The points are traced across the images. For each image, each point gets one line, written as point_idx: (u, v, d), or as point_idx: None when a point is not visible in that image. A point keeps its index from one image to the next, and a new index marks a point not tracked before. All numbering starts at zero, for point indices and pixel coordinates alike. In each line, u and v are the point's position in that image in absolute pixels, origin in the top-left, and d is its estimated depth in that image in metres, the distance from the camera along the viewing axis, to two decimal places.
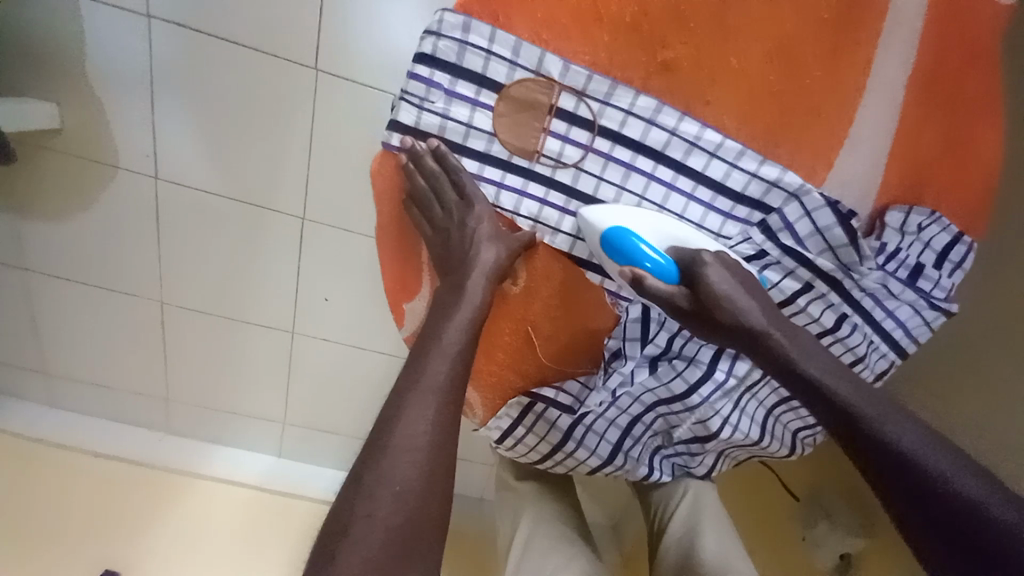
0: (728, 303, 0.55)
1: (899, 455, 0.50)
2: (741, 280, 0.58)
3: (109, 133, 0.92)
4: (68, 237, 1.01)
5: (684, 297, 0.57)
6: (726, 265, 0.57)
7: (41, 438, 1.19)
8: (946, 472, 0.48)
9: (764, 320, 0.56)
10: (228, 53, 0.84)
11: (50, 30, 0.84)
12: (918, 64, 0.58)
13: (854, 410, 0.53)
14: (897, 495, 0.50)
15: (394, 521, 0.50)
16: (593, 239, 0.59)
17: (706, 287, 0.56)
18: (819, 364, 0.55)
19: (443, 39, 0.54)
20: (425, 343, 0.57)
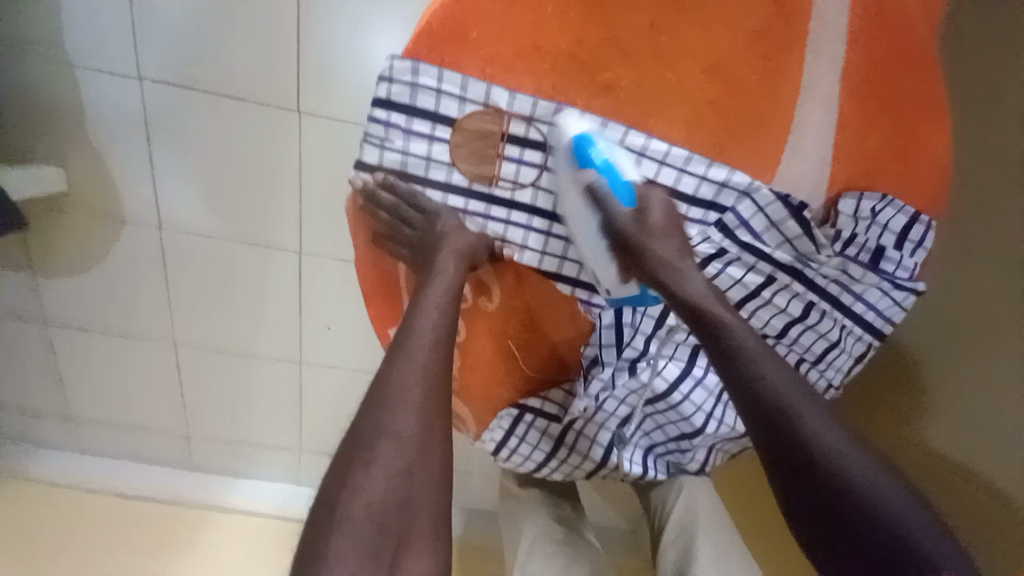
0: (656, 240, 0.61)
1: (807, 441, 0.53)
2: (674, 236, 0.62)
3: (113, 191, 0.98)
4: (83, 290, 1.08)
5: (626, 222, 0.61)
6: (670, 214, 0.63)
7: (70, 483, 1.25)
8: (842, 462, 0.52)
9: (673, 262, 0.60)
10: (214, 105, 0.91)
11: (52, 101, 0.91)
12: (852, 54, 0.61)
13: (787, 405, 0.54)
14: (789, 470, 0.53)
15: (376, 524, 0.52)
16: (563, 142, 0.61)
17: (643, 227, 0.61)
18: (744, 338, 0.56)
19: (395, 83, 0.59)
20: (393, 366, 0.58)
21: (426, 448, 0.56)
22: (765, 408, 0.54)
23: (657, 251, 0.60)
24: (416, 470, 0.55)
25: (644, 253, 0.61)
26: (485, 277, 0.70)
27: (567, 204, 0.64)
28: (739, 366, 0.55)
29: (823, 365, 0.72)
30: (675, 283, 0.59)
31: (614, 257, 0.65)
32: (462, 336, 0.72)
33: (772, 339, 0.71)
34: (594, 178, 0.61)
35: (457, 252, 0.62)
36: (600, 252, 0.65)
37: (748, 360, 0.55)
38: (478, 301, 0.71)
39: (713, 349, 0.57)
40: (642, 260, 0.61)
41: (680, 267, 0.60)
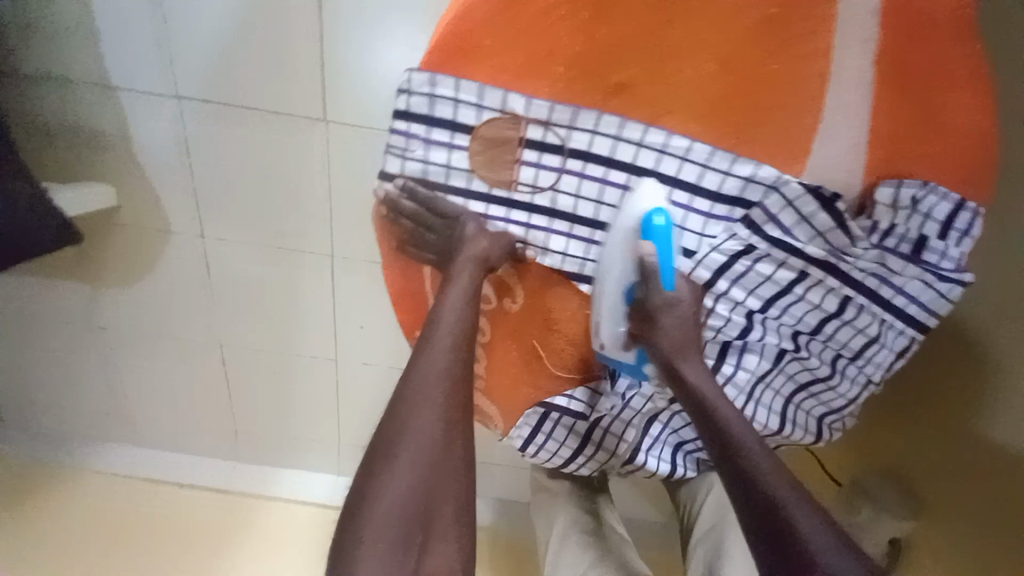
0: (674, 320, 0.64)
1: (790, 539, 0.57)
2: (694, 333, 0.65)
3: (159, 205, 1.05)
4: (137, 298, 1.16)
5: (661, 304, 0.64)
6: (691, 317, 0.65)
7: (138, 476, 1.36)
8: (789, 513, 0.58)
9: (686, 347, 0.64)
10: (246, 119, 0.95)
11: (102, 124, 0.97)
12: (885, 37, 0.57)
13: (711, 410, 0.62)
14: (777, 563, 0.57)
15: (397, 521, 0.56)
16: (631, 223, 0.62)
17: (667, 305, 0.64)
18: (747, 440, 0.61)
19: (414, 95, 0.60)
20: (417, 370, 0.61)
21: (444, 450, 0.59)
22: (760, 509, 0.58)
23: (676, 333, 0.64)
24: (440, 470, 0.58)
25: (659, 334, 0.64)
26: (507, 279, 0.71)
27: (611, 269, 0.65)
28: (741, 468, 0.60)
29: (861, 361, 0.70)
30: (687, 368, 0.64)
31: (627, 323, 0.68)
32: (486, 337, 0.74)
33: (806, 336, 0.70)
34: (648, 250, 0.62)
35: (477, 252, 0.63)
36: (621, 311, 0.67)
37: (750, 462, 0.59)
38: (501, 302, 0.72)
39: (717, 447, 0.61)
40: (657, 335, 0.64)
41: (689, 354, 0.65)
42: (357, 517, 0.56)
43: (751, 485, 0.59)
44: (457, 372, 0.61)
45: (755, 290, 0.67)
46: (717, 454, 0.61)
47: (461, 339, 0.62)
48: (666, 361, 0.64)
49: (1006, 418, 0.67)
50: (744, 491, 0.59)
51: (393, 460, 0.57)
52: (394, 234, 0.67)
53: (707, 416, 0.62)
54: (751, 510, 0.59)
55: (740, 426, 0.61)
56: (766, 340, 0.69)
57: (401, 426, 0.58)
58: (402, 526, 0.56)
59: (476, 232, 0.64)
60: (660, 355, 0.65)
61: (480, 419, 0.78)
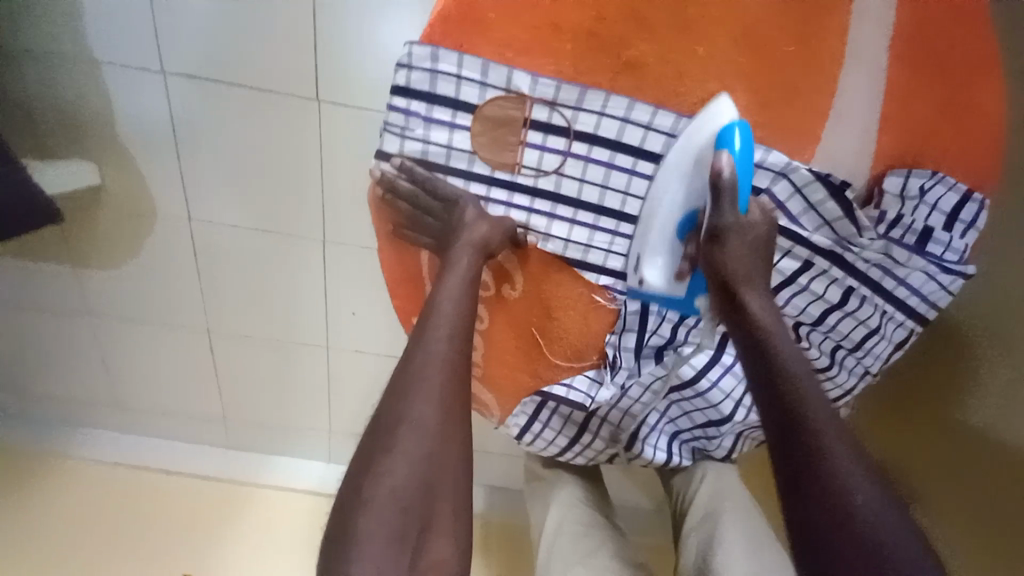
0: (740, 242, 0.59)
1: (828, 473, 0.53)
2: (762, 258, 0.60)
3: (144, 184, 1.01)
4: (121, 281, 1.12)
5: (732, 222, 0.58)
6: (755, 241, 0.60)
7: (123, 463, 1.33)
8: (842, 470, 0.53)
9: (747, 273, 0.59)
10: (235, 95, 0.91)
11: (81, 97, 0.92)
12: (900, 18, 0.57)
13: (767, 346, 0.57)
14: (818, 517, 0.52)
15: (395, 513, 0.54)
16: (705, 139, 0.58)
17: (735, 225, 0.58)
18: (794, 365, 0.56)
19: (415, 70, 0.58)
20: (414, 357, 0.58)
21: (443, 441, 0.57)
22: (797, 438, 0.54)
23: (737, 254, 0.59)
24: (438, 459, 0.57)
25: (722, 253, 0.59)
26: (508, 266, 0.69)
27: (665, 194, 0.61)
28: (782, 392, 0.55)
29: (860, 352, 0.70)
30: (746, 290, 0.59)
31: (685, 248, 0.65)
32: (485, 324, 0.72)
33: (807, 327, 0.69)
34: (725, 163, 0.56)
35: (478, 236, 0.61)
36: (676, 236, 0.64)
37: (792, 387, 0.55)
38: (501, 289, 0.70)
39: (759, 369, 0.57)
40: (718, 254, 0.60)
41: (755, 280, 0.60)
42: (354, 510, 0.54)
43: (791, 412, 0.54)
44: (455, 360, 0.59)
45: None
46: (759, 375, 0.57)
47: (459, 328, 0.60)
48: (722, 285, 0.60)
49: (1006, 413, 0.66)
50: (782, 418, 0.55)
51: (391, 451, 0.56)
52: (392, 216, 0.65)
53: (763, 351, 0.57)
54: (788, 438, 0.54)
55: (802, 366, 0.56)
56: None
57: (399, 416, 0.57)
58: (400, 518, 0.54)
59: (477, 216, 0.62)
60: (715, 275, 0.60)
61: (476, 407, 0.78)
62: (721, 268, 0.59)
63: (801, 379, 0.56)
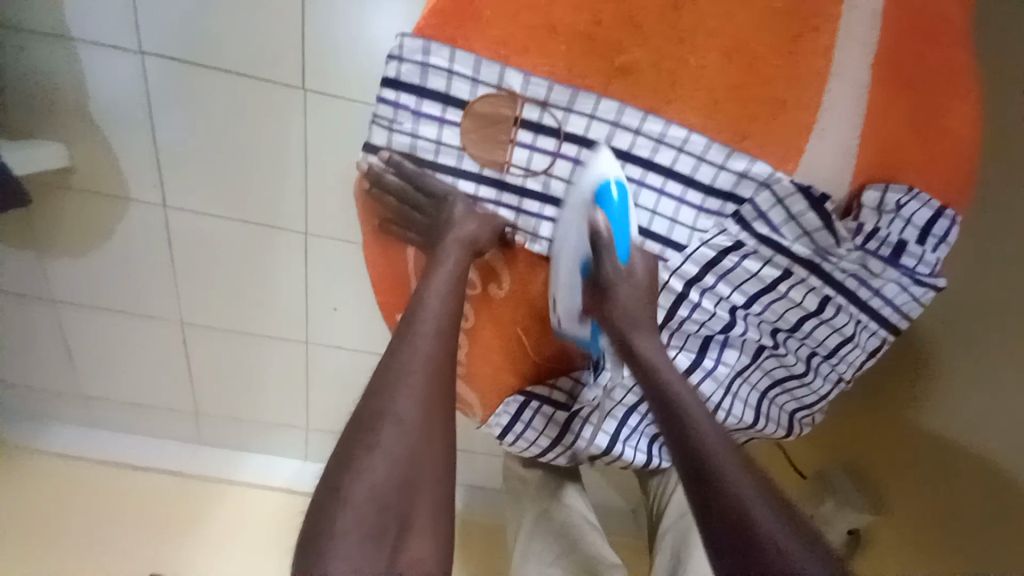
0: (627, 290, 0.63)
1: (728, 497, 0.54)
2: (648, 297, 0.64)
3: (117, 169, 0.97)
4: (90, 268, 1.07)
5: (615, 275, 0.62)
6: (644, 286, 0.64)
7: (85, 457, 1.28)
8: (724, 477, 0.55)
9: (636, 321, 0.63)
10: (217, 81, 0.88)
11: (52, 75, 0.88)
12: (881, 43, 0.59)
13: (647, 363, 0.62)
14: (716, 534, 0.54)
15: (376, 512, 0.53)
16: (586, 194, 0.59)
17: (619, 276, 0.63)
18: (688, 399, 0.60)
19: (405, 63, 0.57)
20: (398, 352, 0.58)
21: (425, 437, 0.57)
22: (699, 472, 0.56)
23: (623, 303, 0.63)
24: (419, 456, 0.56)
25: (613, 296, 0.63)
26: (495, 265, 0.69)
27: (565, 244, 0.63)
28: (680, 422, 0.59)
29: (835, 359, 0.72)
30: (636, 331, 0.63)
31: (582, 296, 0.66)
32: (470, 323, 0.72)
33: (785, 333, 0.71)
34: (601, 222, 0.60)
35: (468, 237, 0.61)
36: (575, 285, 0.65)
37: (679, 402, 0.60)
38: (487, 287, 0.70)
39: (660, 406, 0.61)
40: (609, 302, 0.63)
41: (640, 321, 0.64)
42: (330, 510, 0.52)
43: (691, 443, 0.57)
44: (438, 357, 0.59)
45: (741, 286, 0.68)
46: (659, 410, 0.61)
47: (445, 327, 0.60)
48: (609, 315, 0.64)
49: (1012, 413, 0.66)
50: (684, 452, 0.57)
51: (372, 448, 0.55)
52: (380, 210, 0.65)
53: (643, 369, 0.62)
54: (692, 472, 0.56)
55: (678, 382, 0.61)
56: (747, 335, 0.70)
57: (383, 411, 0.56)
58: (381, 517, 0.53)
59: (467, 215, 0.62)
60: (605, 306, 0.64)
61: (458, 405, 0.77)
62: (612, 296, 0.63)
63: (680, 392, 0.60)
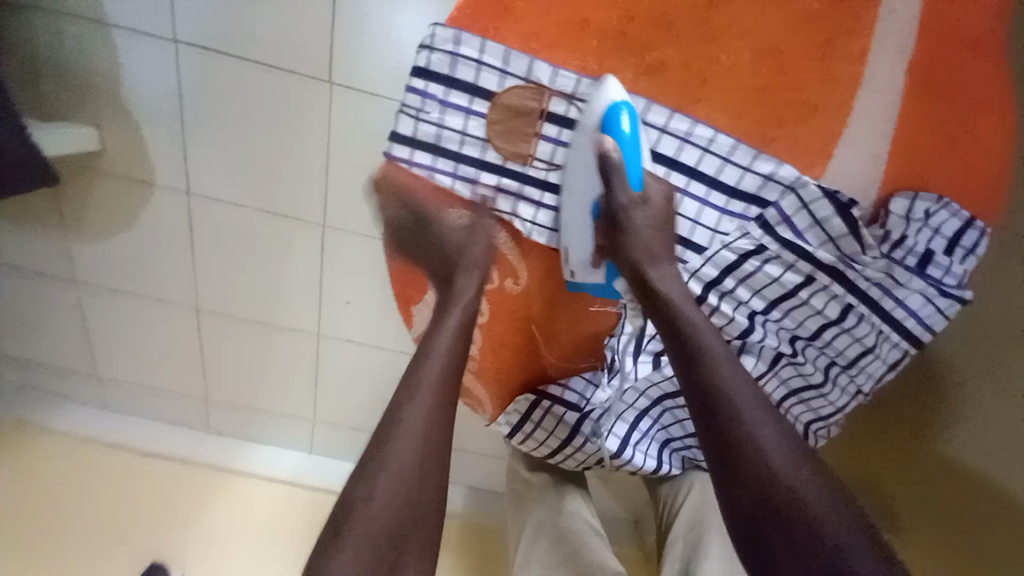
0: (644, 219, 0.59)
1: (762, 466, 0.55)
2: (666, 232, 0.61)
3: (145, 155, 0.99)
4: (112, 251, 1.09)
5: (627, 203, 0.58)
6: (664, 211, 0.61)
7: (95, 438, 1.29)
8: (759, 446, 0.55)
9: (655, 253, 0.60)
10: (247, 72, 0.90)
11: (89, 60, 0.91)
12: (917, 50, 0.59)
13: (677, 326, 0.59)
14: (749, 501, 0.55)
15: (394, 505, 0.56)
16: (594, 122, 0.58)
17: (634, 206, 0.59)
18: (711, 346, 0.58)
19: (436, 52, 0.58)
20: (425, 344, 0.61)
21: (436, 433, 0.59)
22: (731, 445, 0.56)
23: (645, 243, 0.59)
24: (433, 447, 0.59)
25: (631, 232, 0.59)
26: (512, 259, 0.68)
27: (574, 181, 0.61)
28: (698, 375, 0.58)
29: (854, 371, 0.70)
30: (657, 274, 0.60)
31: (597, 238, 0.63)
32: (485, 318, 0.73)
33: (804, 342, 0.70)
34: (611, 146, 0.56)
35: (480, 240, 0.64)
36: (586, 227, 0.62)
37: (711, 372, 0.58)
38: (503, 283, 0.70)
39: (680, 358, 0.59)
40: (626, 243, 0.59)
41: (659, 257, 0.60)
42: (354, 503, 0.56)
43: (708, 395, 0.57)
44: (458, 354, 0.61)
45: (761, 291, 0.67)
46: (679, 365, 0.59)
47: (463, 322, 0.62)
48: (636, 266, 0.60)
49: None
50: (718, 429, 0.56)
51: (390, 444, 0.58)
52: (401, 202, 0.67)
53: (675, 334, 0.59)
54: (723, 444, 0.56)
55: (713, 347, 0.59)
56: (766, 342, 0.68)
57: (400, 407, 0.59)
58: (398, 510, 0.57)
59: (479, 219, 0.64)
60: (630, 251, 0.60)
61: (469, 401, 0.78)
62: (636, 241, 0.59)
63: (714, 361, 0.58)
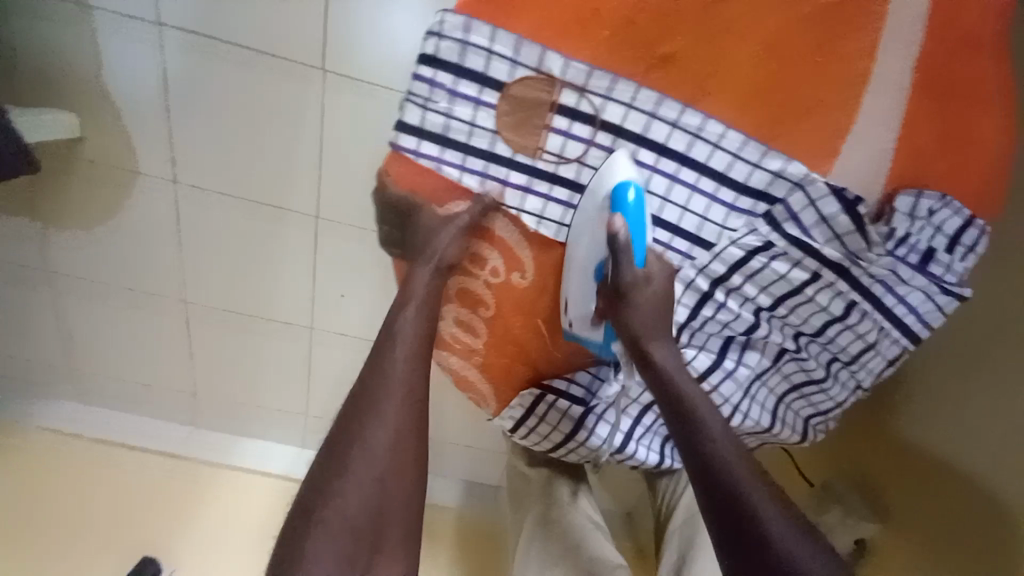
0: (641, 293, 0.61)
1: (745, 505, 0.56)
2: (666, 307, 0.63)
3: (129, 142, 0.95)
4: (94, 242, 1.05)
5: (630, 280, 0.61)
6: (666, 293, 0.63)
7: (79, 435, 1.26)
8: (739, 484, 0.57)
9: (655, 326, 0.62)
10: (236, 56, 0.86)
11: (66, 40, 0.86)
12: (926, 47, 0.58)
13: (661, 377, 0.61)
14: (731, 541, 0.56)
15: (369, 486, 0.56)
16: (607, 187, 0.59)
17: (632, 282, 0.61)
18: (703, 408, 0.60)
19: (445, 40, 0.56)
20: (391, 328, 0.62)
21: (407, 411, 0.59)
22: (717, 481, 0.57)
23: (646, 316, 0.62)
24: (409, 438, 0.59)
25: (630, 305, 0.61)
26: (519, 251, 0.67)
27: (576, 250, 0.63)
28: (694, 439, 0.59)
29: (855, 366, 0.71)
30: (649, 336, 0.62)
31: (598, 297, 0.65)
32: (489, 312, 0.70)
33: (807, 337, 0.71)
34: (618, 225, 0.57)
35: (450, 246, 0.63)
36: (588, 285, 0.64)
37: (695, 417, 0.59)
38: (509, 276, 0.68)
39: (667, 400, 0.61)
40: (625, 313, 0.62)
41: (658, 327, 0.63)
42: (327, 486, 0.56)
43: (706, 459, 0.58)
44: (424, 338, 0.62)
45: (767, 287, 0.67)
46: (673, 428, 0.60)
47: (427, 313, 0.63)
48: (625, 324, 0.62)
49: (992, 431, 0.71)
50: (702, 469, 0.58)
51: (363, 423, 0.58)
52: (389, 191, 0.64)
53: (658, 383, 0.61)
54: (710, 483, 0.57)
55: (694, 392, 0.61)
56: (770, 338, 0.70)
57: (370, 388, 0.59)
58: (373, 491, 0.56)
59: (452, 222, 0.63)
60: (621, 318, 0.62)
61: (473, 396, 0.78)
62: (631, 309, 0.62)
63: (694, 403, 0.60)
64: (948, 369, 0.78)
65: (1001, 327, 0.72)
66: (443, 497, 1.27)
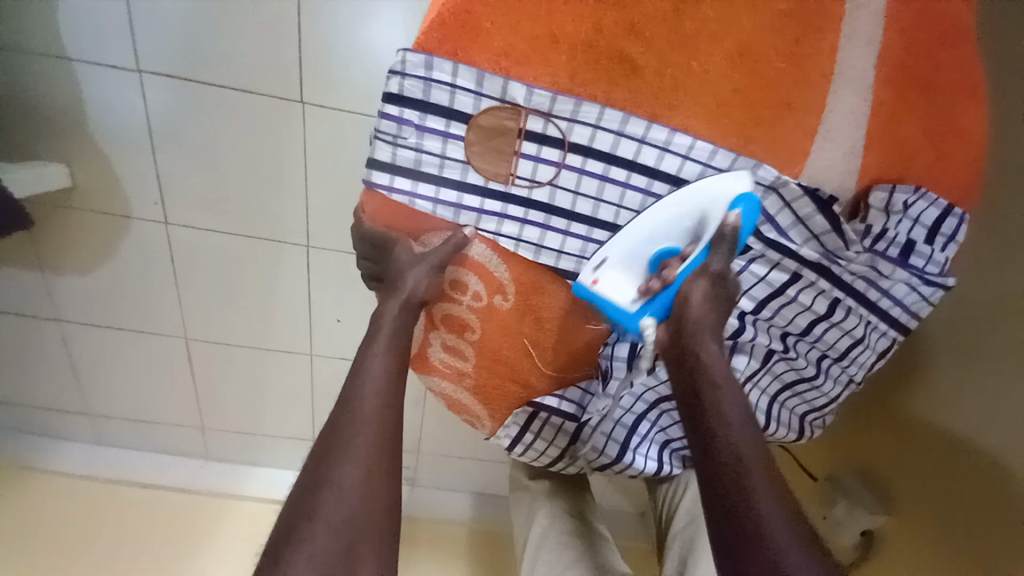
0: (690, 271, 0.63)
1: (735, 475, 0.56)
2: (709, 285, 0.64)
3: (118, 187, 0.97)
4: (92, 286, 1.07)
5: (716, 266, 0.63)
6: (711, 296, 0.64)
7: (91, 475, 1.27)
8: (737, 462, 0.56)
9: (694, 298, 0.64)
10: (215, 96, 0.88)
11: (49, 93, 0.88)
12: (886, 43, 0.57)
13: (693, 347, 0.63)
14: (715, 508, 0.56)
15: (339, 526, 0.55)
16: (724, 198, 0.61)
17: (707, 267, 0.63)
18: (726, 395, 0.60)
19: (408, 77, 0.57)
20: (362, 362, 0.64)
21: (379, 446, 0.60)
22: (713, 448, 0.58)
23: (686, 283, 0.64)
24: (382, 471, 0.59)
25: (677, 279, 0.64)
26: (498, 275, 0.67)
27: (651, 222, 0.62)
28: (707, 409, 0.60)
29: (845, 361, 0.72)
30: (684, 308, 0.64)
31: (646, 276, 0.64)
32: (477, 335, 0.70)
33: (794, 337, 0.72)
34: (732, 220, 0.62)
35: (424, 283, 0.65)
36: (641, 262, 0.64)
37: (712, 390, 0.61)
38: (492, 299, 0.68)
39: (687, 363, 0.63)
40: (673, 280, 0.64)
41: (701, 303, 0.64)
42: (297, 526, 0.55)
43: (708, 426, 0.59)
44: (395, 371, 0.64)
45: (749, 291, 0.68)
46: (698, 454, 0.59)
47: (397, 346, 0.65)
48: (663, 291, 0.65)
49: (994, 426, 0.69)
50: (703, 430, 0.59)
51: (334, 462, 0.58)
52: (366, 224, 0.66)
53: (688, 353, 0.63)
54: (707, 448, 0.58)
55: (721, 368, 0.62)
56: (757, 340, 0.70)
57: (343, 425, 0.60)
58: (344, 528, 0.56)
59: (426, 260, 0.65)
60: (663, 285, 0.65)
61: (466, 417, 0.78)
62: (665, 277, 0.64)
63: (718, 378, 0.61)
64: (948, 360, 0.75)
65: (992, 311, 0.70)
66: (455, 510, 1.28)
